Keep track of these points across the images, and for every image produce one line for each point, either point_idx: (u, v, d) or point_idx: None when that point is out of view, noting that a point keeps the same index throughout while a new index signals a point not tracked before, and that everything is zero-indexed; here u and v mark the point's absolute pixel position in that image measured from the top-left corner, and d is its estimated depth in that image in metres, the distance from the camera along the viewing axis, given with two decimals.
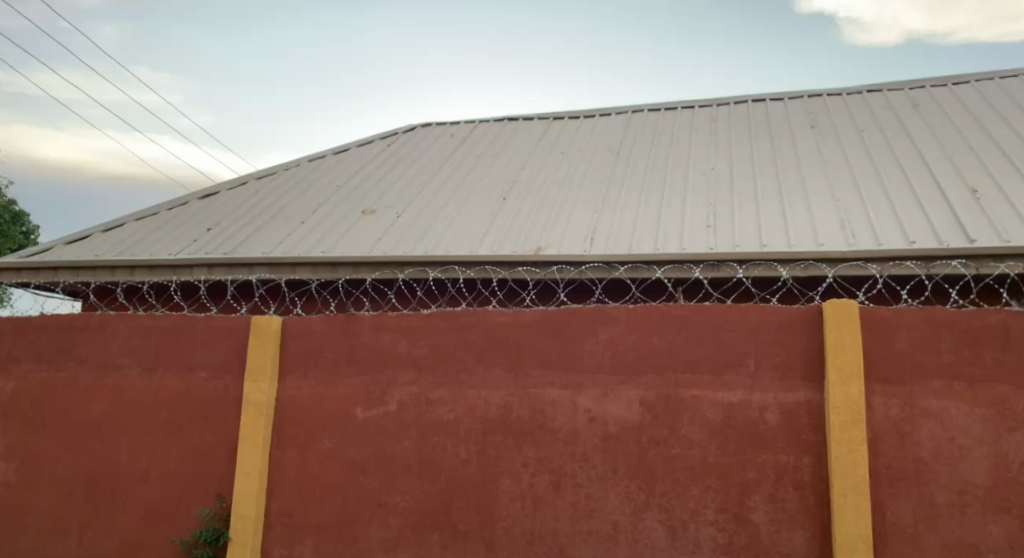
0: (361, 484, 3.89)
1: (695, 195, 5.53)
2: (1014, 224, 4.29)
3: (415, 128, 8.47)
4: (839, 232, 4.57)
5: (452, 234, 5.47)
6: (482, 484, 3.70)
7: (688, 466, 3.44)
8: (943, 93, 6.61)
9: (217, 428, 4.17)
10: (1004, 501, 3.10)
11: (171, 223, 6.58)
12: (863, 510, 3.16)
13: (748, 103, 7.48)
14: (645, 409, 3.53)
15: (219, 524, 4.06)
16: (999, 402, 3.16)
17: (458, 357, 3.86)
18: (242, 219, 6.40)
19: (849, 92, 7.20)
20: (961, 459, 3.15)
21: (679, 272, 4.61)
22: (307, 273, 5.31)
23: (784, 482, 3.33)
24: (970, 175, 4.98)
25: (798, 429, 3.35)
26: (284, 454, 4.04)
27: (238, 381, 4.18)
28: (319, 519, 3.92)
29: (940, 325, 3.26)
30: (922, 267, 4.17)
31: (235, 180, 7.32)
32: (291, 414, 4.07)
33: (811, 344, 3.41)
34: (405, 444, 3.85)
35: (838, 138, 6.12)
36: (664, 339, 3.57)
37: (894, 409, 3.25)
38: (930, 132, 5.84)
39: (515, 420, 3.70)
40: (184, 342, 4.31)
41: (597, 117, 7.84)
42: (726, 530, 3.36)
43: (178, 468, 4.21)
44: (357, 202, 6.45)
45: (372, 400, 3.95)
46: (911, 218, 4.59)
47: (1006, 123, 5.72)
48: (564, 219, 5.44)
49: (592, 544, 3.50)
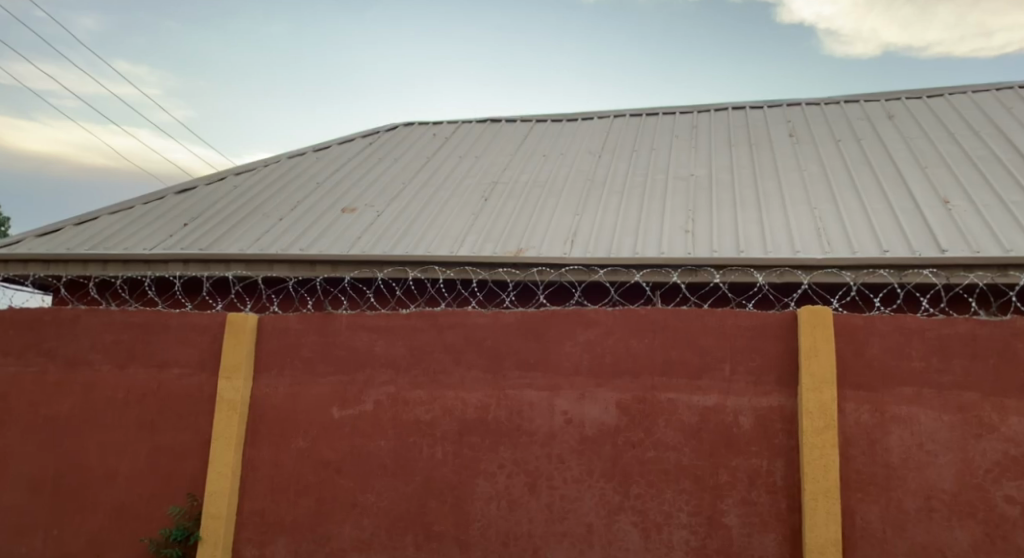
0: (336, 484, 3.86)
1: (674, 199, 5.58)
2: (984, 234, 4.38)
3: (397, 126, 8.43)
4: (815, 240, 4.64)
5: (433, 234, 5.47)
6: (458, 485, 3.70)
7: (663, 468, 3.46)
8: (919, 105, 6.74)
9: (190, 427, 4.12)
10: (970, 506, 3.15)
11: (146, 218, 6.48)
12: (833, 514, 3.22)
13: (728, 111, 7.56)
14: (621, 411, 3.55)
15: (190, 524, 4.01)
16: (967, 409, 3.22)
17: (436, 357, 3.85)
18: (219, 215, 6.33)
19: (827, 101, 7.31)
20: (929, 465, 3.21)
21: (657, 276, 4.61)
22: (285, 271, 5.27)
23: (756, 486, 3.37)
24: (943, 187, 5.08)
25: (771, 434, 3.40)
26: (257, 453, 4.01)
27: (212, 378, 4.13)
28: (292, 520, 3.89)
29: (911, 333, 3.32)
30: (895, 276, 4.23)
31: (213, 175, 7.24)
32: (266, 412, 4.03)
33: (785, 349, 3.45)
34: (381, 444, 3.83)
35: (815, 147, 6.20)
36: (641, 342, 3.60)
37: (865, 415, 3.30)
38: (905, 143, 5.96)
39: (492, 421, 3.70)
40: (157, 338, 4.26)
41: (580, 120, 7.87)
42: (699, 533, 3.38)
43: (149, 465, 4.15)
44: (337, 199, 6.41)
45: (348, 400, 3.93)
46: (886, 227, 4.67)
47: (978, 135, 5.84)
48: (545, 221, 5.46)
49: (566, 546, 3.51)
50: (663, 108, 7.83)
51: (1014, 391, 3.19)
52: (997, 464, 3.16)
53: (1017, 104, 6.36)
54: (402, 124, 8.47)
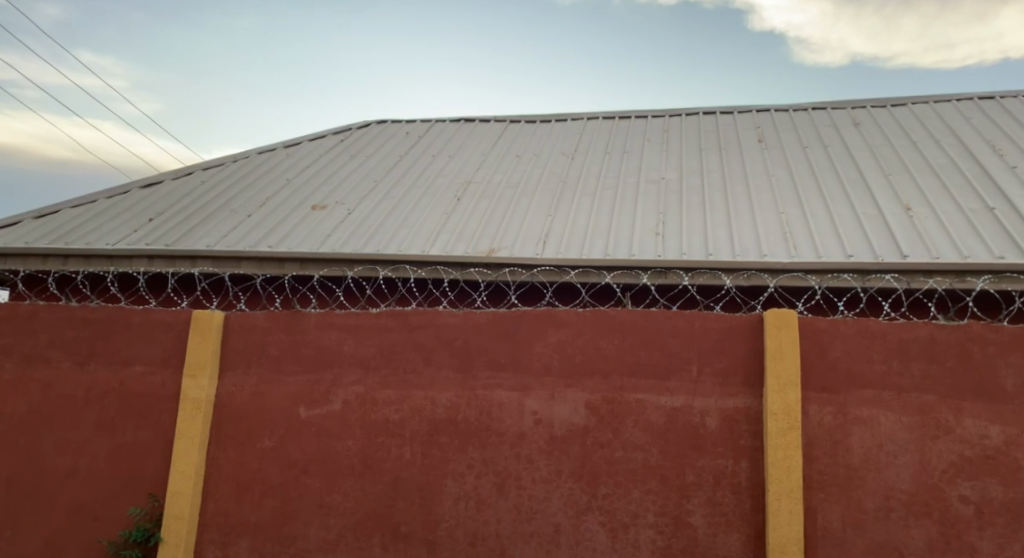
0: (302, 484, 3.82)
1: (645, 202, 5.63)
2: (943, 241, 4.50)
3: (369, 123, 8.37)
4: (782, 243, 4.72)
5: (404, 233, 5.44)
6: (426, 485, 3.69)
7: (631, 468, 3.50)
8: (884, 114, 6.89)
9: (153, 426, 4.05)
10: (927, 506, 3.23)
11: (109, 212, 6.34)
12: (796, 514, 3.28)
13: (698, 115, 7.65)
14: (590, 412, 3.58)
15: (150, 524, 3.93)
16: (925, 411, 3.30)
17: (406, 357, 3.83)
18: (185, 211, 6.22)
19: (795, 108, 7.43)
20: (888, 465, 3.29)
21: (628, 278, 4.64)
22: (253, 268, 5.19)
23: (721, 486, 3.42)
24: (904, 194, 5.21)
25: (736, 435, 3.45)
26: (222, 453, 3.95)
27: (176, 376, 4.06)
28: (256, 521, 3.84)
29: (873, 336, 3.39)
30: (858, 280, 4.32)
31: (180, 169, 7.11)
32: (231, 412, 3.97)
33: (752, 351, 3.51)
34: (348, 444, 3.80)
35: (784, 152, 6.31)
36: (612, 343, 3.62)
37: (828, 417, 3.37)
38: (869, 150, 6.09)
39: (461, 421, 3.70)
40: (119, 335, 4.17)
41: (553, 122, 7.90)
42: (665, 533, 3.42)
43: (108, 465, 4.06)
44: (306, 196, 6.34)
45: (316, 399, 3.89)
46: (850, 232, 4.77)
47: (938, 144, 6.00)
48: (518, 221, 5.47)
49: (534, 546, 3.53)
50: (635, 112, 7.89)
51: (970, 394, 3.28)
52: (952, 464, 3.24)
53: (976, 115, 6.54)
54: (375, 121, 8.39)
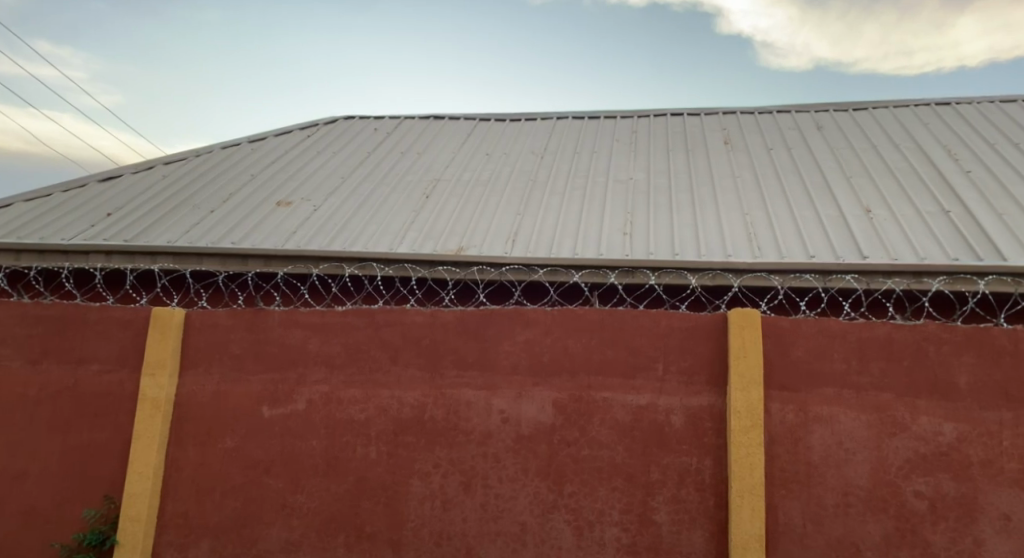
0: (264, 484, 3.76)
1: (613, 202, 5.66)
2: (902, 243, 4.61)
3: (336, 118, 8.27)
4: (746, 244, 4.79)
5: (371, 230, 5.39)
6: (391, 484, 3.65)
7: (597, 466, 3.52)
8: (846, 118, 7.02)
9: (108, 426, 3.94)
10: (883, 502, 3.31)
11: (65, 206, 6.16)
12: (758, 510, 3.33)
13: (666, 117, 7.71)
14: (558, 411, 3.58)
15: (106, 527, 3.83)
16: (883, 409, 3.37)
17: (372, 355, 3.79)
18: (145, 206, 6.07)
19: (761, 111, 7.54)
20: (848, 462, 3.35)
21: (595, 277, 4.65)
22: (215, 265, 5.09)
23: (686, 484, 3.45)
24: (865, 196, 5.32)
25: (701, 433, 3.48)
26: (181, 453, 3.86)
27: (134, 375, 3.96)
28: (217, 522, 3.77)
29: (834, 336, 3.46)
30: (819, 280, 4.39)
31: (141, 163, 6.95)
32: (191, 411, 3.89)
33: (717, 350, 3.54)
34: (313, 444, 3.75)
35: (749, 154, 6.40)
36: (579, 342, 3.63)
37: (789, 415, 3.42)
38: (832, 153, 6.21)
39: (428, 420, 3.67)
40: (74, 333, 4.05)
41: (523, 121, 7.89)
42: (630, 531, 3.45)
43: (62, 466, 3.95)
44: (271, 193, 6.24)
45: (279, 399, 3.83)
46: (813, 233, 4.86)
47: (898, 149, 6.13)
48: (487, 220, 5.46)
49: (500, 546, 3.52)
50: (603, 112, 7.93)
51: (925, 392, 3.36)
52: (908, 461, 3.32)
53: (934, 120, 6.70)
54: (343, 117, 8.30)
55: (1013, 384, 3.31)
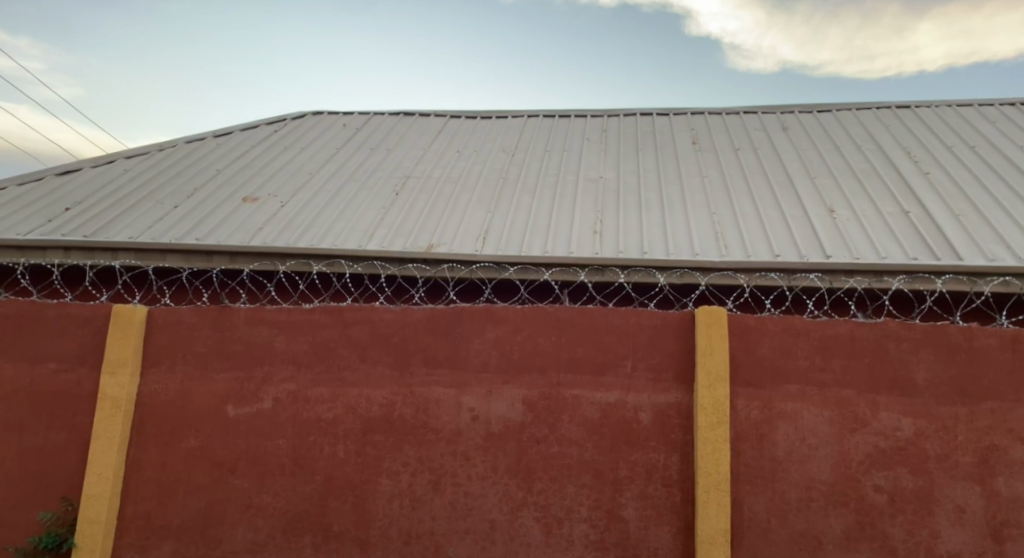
0: (228, 484, 3.70)
1: (583, 200, 5.67)
2: (865, 243, 4.71)
3: (304, 114, 8.17)
4: (713, 243, 4.84)
5: (339, 227, 5.33)
6: (359, 484, 3.62)
7: (566, 464, 3.53)
8: (810, 120, 7.14)
9: (66, 427, 3.84)
10: (844, 496, 3.38)
11: (21, 201, 5.98)
12: (723, 506, 3.37)
13: (636, 116, 7.76)
14: (527, 408, 3.59)
15: (63, 530, 3.72)
16: (845, 405, 3.44)
17: (340, 353, 3.75)
18: (104, 201, 5.92)
19: (728, 112, 7.64)
20: (811, 457, 3.42)
21: (565, 275, 4.67)
22: (179, 261, 5.00)
23: (653, 480, 3.48)
24: (829, 197, 5.42)
25: (668, 429, 3.51)
26: (143, 453, 3.78)
27: (93, 374, 3.86)
28: (180, 523, 3.70)
29: (797, 333, 3.51)
30: (784, 279, 4.47)
31: (101, 158, 6.78)
32: (154, 410, 3.81)
33: (684, 348, 3.57)
34: (279, 443, 3.70)
35: (717, 154, 6.47)
36: (549, 340, 3.64)
37: (754, 411, 3.47)
38: (797, 154, 6.31)
39: (397, 418, 3.65)
40: (30, 331, 3.94)
41: (493, 119, 7.87)
42: (598, 527, 3.47)
43: (18, 467, 3.84)
44: (237, 188, 6.14)
45: (245, 398, 3.77)
46: (779, 233, 4.93)
47: (862, 150, 6.26)
48: (456, 218, 5.44)
49: (468, 544, 3.52)
50: (574, 110, 7.95)
51: (885, 388, 3.44)
52: (868, 456, 3.39)
53: (896, 123, 6.87)
54: (311, 112, 8.20)
55: (968, 380, 3.40)
